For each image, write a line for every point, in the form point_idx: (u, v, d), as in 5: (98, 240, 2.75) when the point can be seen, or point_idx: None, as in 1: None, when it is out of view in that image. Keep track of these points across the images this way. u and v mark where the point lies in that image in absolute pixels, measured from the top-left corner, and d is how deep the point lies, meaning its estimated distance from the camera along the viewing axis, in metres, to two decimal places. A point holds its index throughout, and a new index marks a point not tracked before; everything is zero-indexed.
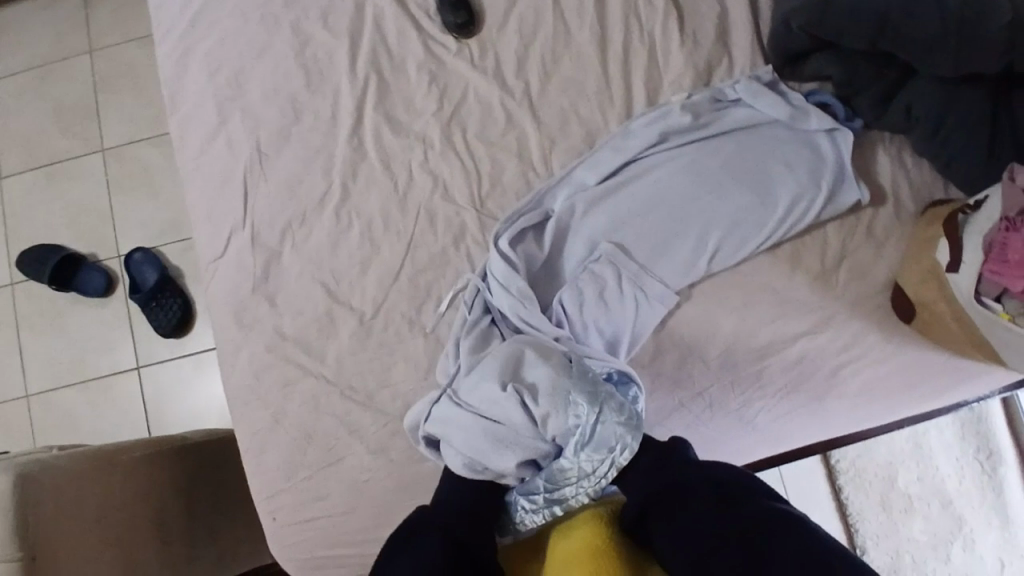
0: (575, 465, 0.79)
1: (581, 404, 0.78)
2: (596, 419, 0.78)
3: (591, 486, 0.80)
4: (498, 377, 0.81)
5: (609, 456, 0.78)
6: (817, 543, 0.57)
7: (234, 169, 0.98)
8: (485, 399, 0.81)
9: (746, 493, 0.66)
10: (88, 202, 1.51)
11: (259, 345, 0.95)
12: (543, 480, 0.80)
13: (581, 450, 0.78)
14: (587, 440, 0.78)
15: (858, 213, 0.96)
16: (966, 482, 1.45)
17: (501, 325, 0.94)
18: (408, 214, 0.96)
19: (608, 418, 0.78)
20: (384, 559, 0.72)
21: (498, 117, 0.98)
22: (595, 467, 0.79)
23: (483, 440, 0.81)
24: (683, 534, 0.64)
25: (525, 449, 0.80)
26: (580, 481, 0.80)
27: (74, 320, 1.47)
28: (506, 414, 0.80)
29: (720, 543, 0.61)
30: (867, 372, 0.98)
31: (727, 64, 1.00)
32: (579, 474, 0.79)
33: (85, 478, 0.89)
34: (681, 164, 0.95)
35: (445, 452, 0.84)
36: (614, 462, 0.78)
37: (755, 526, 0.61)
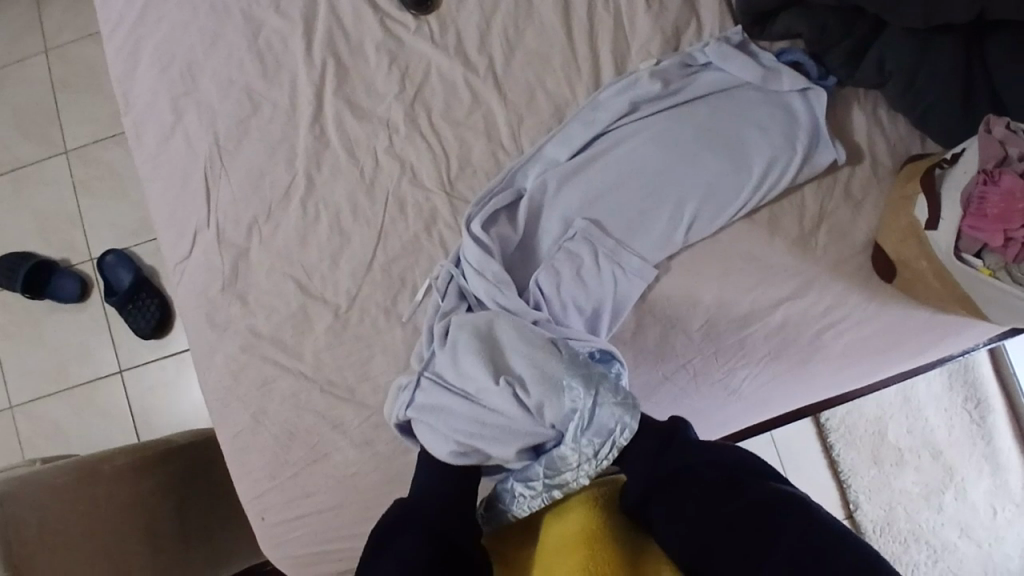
0: (575, 450, 0.76)
1: (577, 388, 0.76)
2: (594, 402, 0.76)
3: (591, 469, 0.76)
4: (488, 369, 0.80)
5: (609, 438, 0.75)
6: (824, 525, 0.56)
7: (194, 166, 0.95)
8: (477, 389, 0.80)
9: (749, 478, 0.66)
10: (55, 206, 1.48)
11: (233, 346, 0.93)
12: (543, 467, 0.78)
13: (581, 434, 0.75)
14: (587, 424, 0.75)
15: (835, 173, 0.94)
16: (956, 432, 1.46)
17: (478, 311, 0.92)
18: (376, 202, 0.94)
19: (605, 401, 0.76)
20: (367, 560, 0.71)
21: (463, 96, 0.95)
22: (597, 450, 0.76)
23: (476, 430, 0.80)
24: (683, 521, 0.63)
25: (522, 439, 0.78)
26: (581, 465, 0.76)
27: (51, 328, 1.45)
28: (498, 405, 0.79)
29: (720, 529, 0.60)
30: (852, 333, 0.97)
31: (695, 27, 0.97)
32: (580, 458, 0.76)
33: (68, 492, 0.88)
34: (655, 133, 0.93)
35: (428, 438, 0.83)
36: (615, 443, 0.75)
37: (757, 512, 0.60)
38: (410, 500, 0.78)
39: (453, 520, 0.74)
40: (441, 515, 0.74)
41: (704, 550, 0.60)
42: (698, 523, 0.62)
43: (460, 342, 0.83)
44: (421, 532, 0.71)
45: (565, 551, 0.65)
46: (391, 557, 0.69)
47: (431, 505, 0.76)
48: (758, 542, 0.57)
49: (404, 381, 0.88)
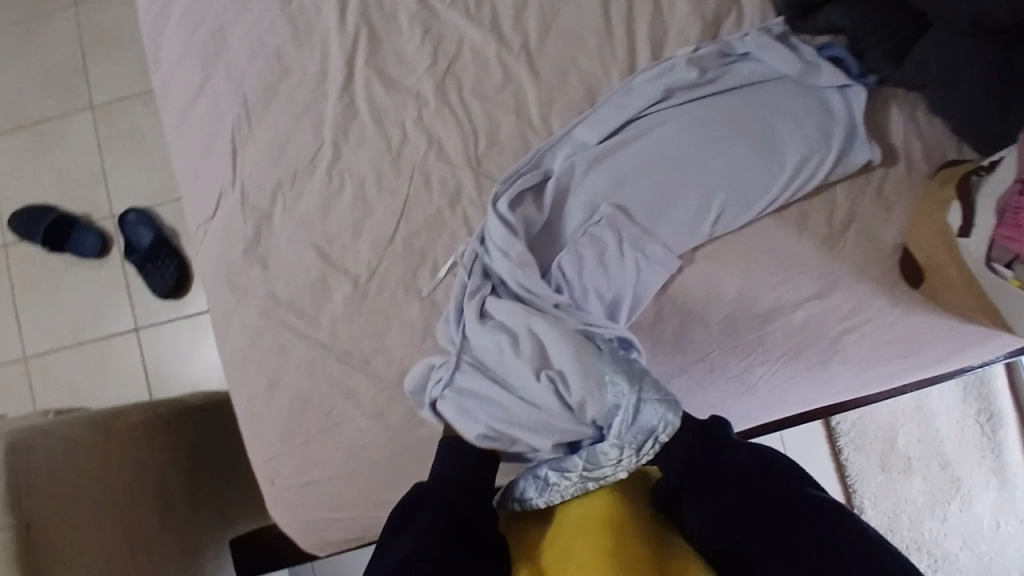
0: (614, 446, 0.75)
1: (620, 384, 0.77)
2: (637, 399, 0.75)
3: (631, 464, 0.74)
4: (533, 365, 0.84)
5: (649, 436, 0.73)
6: (858, 533, 0.56)
7: (221, 128, 0.94)
8: (519, 379, 0.84)
9: (787, 482, 0.65)
10: (78, 162, 1.48)
11: (252, 310, 0.93)
12: (580, 457, 0.77)
13: (624, 430, 0.75)
14: (632, 420, 0.74)
15: (868, 173, 0.93)
16: (966, 443, 1.45)
17: (501, 291, 0.91)
18: (402, 175, 0.94)
19: (648, 398, 0.75)
20: (390, 528, 0.73)
21: (495, 72, 0.94)
22: (638, 444, 0.74)
23: (514, 418, 0.84)
24: (714, 518, 0.63)
25: (559, 433, 0.82)
26: (621, 459, 0.75)
27: (70, 282, 1.46)
28: (539, 393, 0.83)
29: (754, 529, 0.60)
30: (871, 336, 0.95)
31: (736, 15, 0.96)
32: (619, 453, 0.74)
33: (82, 447, 0.89)
34: (689, 123, 0.91)
35: (459, 420, 0.85)
36: (655, 440, 0.73)
37: (793, 517, 0.60)
38: (423, 488, 0.77)
39: (465, 505, 0.74)
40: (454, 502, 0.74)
41: (735, 549, 0.60)
42: (731, 521, 0.62)
43: (503, 334, 0.86)
44: (433, 518, 0.71)
45: (583, 539, 0.64)
46: (403, 545, 0.69)
47: (444, 492, 0.75)
48: (792, 548, 0.57)
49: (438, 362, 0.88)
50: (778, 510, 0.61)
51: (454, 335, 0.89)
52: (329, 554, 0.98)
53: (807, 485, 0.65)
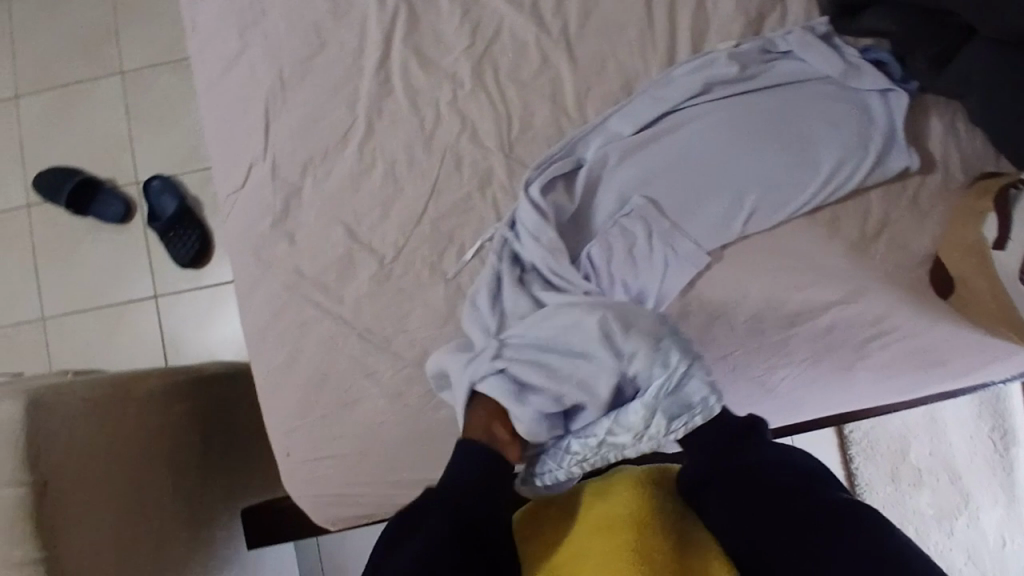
0: (652, 418, 0.77)
1: (672, 351, 0.78)
2: (686, 371, 0.77)
3: (657, 435, 0.78)
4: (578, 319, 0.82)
5: (687, 411, 0.76)
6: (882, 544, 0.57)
7: (255, 99, 0.94)
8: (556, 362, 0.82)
9: (812, 484, 0.66)
10: (106, 126, 1.48)
11: (276, 283, 0.93)
12: (613, 424, 0.80)
13: (664, 398, 0.77)
14: (674, 389, 0.77)
15: (904, 181, 0.92)
16: (978, 460, 1.44)
17: (531, 276, 0.91)
18: (434, 156, 0.93)
19: (696, 375, 0.77)
20: (394, 541, 0.70)
21: (532, 58, 0.93)
22: (672, 419, 0.77)
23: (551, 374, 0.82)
24: (735, 514, 0.65)
25: (597, 392, 0.80)
26: (652, 429, 0.78)
27: (92, 246, 1.47)
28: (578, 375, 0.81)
29: (775, 529, 0.61)
30: (895, 345, 0.94)
31: (779, 12, 0.95)
32: (654, 421, 0.77)
33: (103, 408, 0.89)
34: (727, 119, 0.90)
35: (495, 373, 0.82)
36: (689, 420, 0.76)
37: (815, 520, 0.61)
38: (435, 489, 0.74)
39: (476, 509, 0.71)
40: (465, 507, 0.71)
41: (755, 547, 0.61)
42: (753, 518, 0.63)
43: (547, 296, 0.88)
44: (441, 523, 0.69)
45: (603, 544, 0.64)
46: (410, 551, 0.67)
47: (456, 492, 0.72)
48: (812, 550, 0.58)
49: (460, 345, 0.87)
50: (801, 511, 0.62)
51: (486, 321, 0.88)
52: (339, 530, 0.98)
53: (832, 489, 0.66)
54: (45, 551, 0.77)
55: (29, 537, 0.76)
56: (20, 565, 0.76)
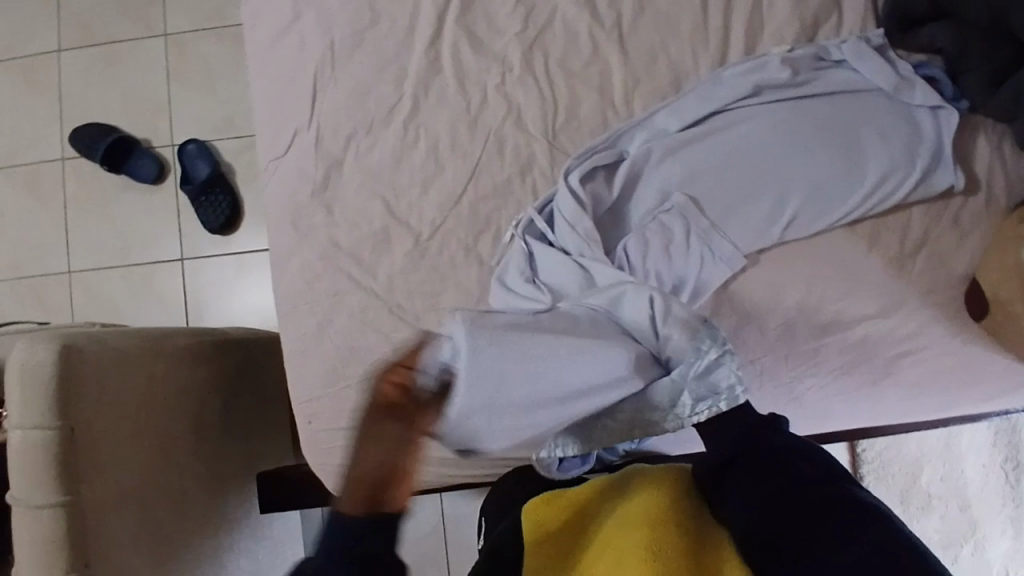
0: (677, 397, 0.71)
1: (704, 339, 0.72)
2: (715, 358, 0.70)
3: (678, 416, 0.71)
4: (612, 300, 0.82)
5: (712, 396, 0.69)
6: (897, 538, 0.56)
7: (303, 67, 0.94)
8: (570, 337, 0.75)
9: (834, 483, 0.64)
10: (145, 87, 1.48)
11: (311, 252, 0.93)
12: (634, 404, 0.73)
13: (689, 381, 0.71)
14: (701, 373, 0.70)
15: (947, 200, 0.91)
16: (988, 488, 1.43)
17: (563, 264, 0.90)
18: (477, 138, 0.93)
19: (727, 362, 0.70)
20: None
21: (583, 47, 0.93)
22: (693, 402, 0.70)
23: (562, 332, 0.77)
24: (754, 510, 0.62)
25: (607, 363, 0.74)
26: (671, 410, 0.71)
27: (123, 204, 1.47)
28: (594, 358, 0.73)
29: (795, 529, 0.60)
30: (925, 364, 0.93)
31: (835, 21, 0.94)
32: (674, 401, 0.71)
33: (132, 362, 0.88)
34: (775, 124, 0.90)
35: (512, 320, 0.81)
36: (713, 405, 0.69)
37: (838, 523, 0.59)
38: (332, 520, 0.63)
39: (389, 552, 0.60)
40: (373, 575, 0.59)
41: (771, 542, 0.59)
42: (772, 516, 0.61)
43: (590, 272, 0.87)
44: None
45: (612, 550, 0.59)
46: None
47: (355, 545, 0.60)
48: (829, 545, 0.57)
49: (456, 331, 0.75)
50: (824, 512, 0.60)
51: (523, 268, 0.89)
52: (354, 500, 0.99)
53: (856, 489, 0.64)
54: (69, 497, 0.75)
55: (54, 481, 0.74)
56: (40, 509, 0.74)
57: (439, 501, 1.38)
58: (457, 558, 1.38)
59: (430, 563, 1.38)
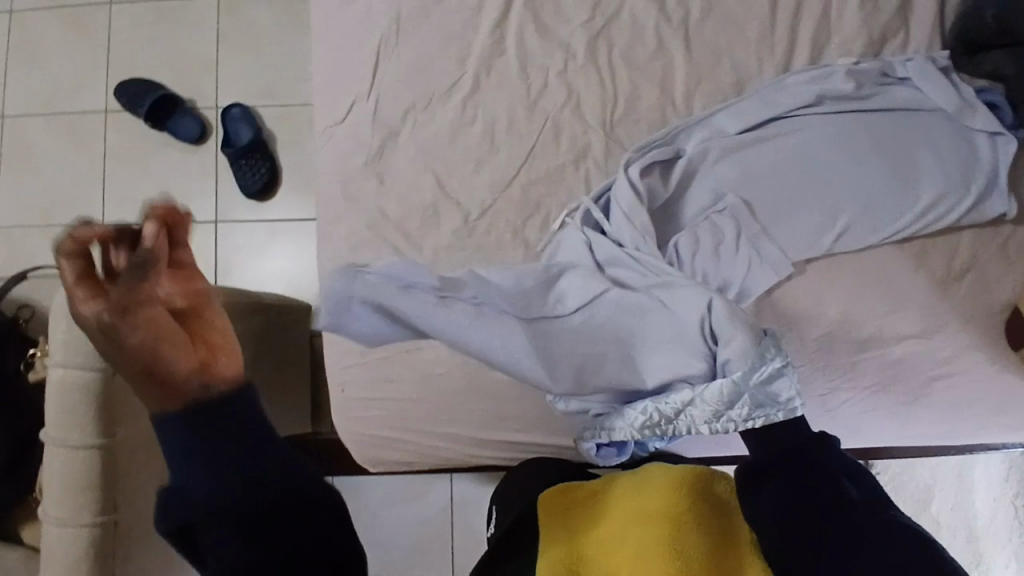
0: (736, 400, 0.74)
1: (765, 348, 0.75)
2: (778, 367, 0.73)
3: (733, 420, 0.74)
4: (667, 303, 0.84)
5: (770, 405, 0.71)
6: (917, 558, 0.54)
7: (368, 37, 0.94)
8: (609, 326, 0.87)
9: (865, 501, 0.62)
10: (194, 47, 1.49)
11: (359, 221, 0.93)
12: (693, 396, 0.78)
13: (748, 389, 0.73)
14: (763, 379, 0.73)
15: (996, 226, 0.91)
16: (997, 522, 1.42)
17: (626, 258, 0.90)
18: (535, 122, 0.93)
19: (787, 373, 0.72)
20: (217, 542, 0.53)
21: (648, 42, 0.93)
22: (749, 409, 0.72)
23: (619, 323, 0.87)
24: (774, 509, 0.62)
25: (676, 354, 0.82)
26: (727, 414, 0.74)
27: (162, 161, 1.47)
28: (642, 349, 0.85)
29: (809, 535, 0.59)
30: (963, 390, 0.92)
31: (901, 39, 0.94)
32: (727, 403, 0.75)
33: None
34: (835, 135, 0.90)
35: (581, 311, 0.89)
36: (767, 415, 0.71)
37: (855, 536, 0.58)
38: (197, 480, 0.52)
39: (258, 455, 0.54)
40: (250, 471, 0.53)
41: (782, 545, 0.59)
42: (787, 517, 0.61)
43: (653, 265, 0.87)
44: (227, 479, 0.52)
45: (634, 541, 0.59)
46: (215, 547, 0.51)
47: (216, 452, 0.52)
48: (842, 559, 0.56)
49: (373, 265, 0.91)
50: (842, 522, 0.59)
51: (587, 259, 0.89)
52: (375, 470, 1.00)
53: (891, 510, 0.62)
54: (105, 440, 0.74)
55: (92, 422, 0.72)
56: (75, 449, 0.72)
57: (448, 484, 1.39)
58: (463, 543, 1.37)
59: (434, 545, 1.37)
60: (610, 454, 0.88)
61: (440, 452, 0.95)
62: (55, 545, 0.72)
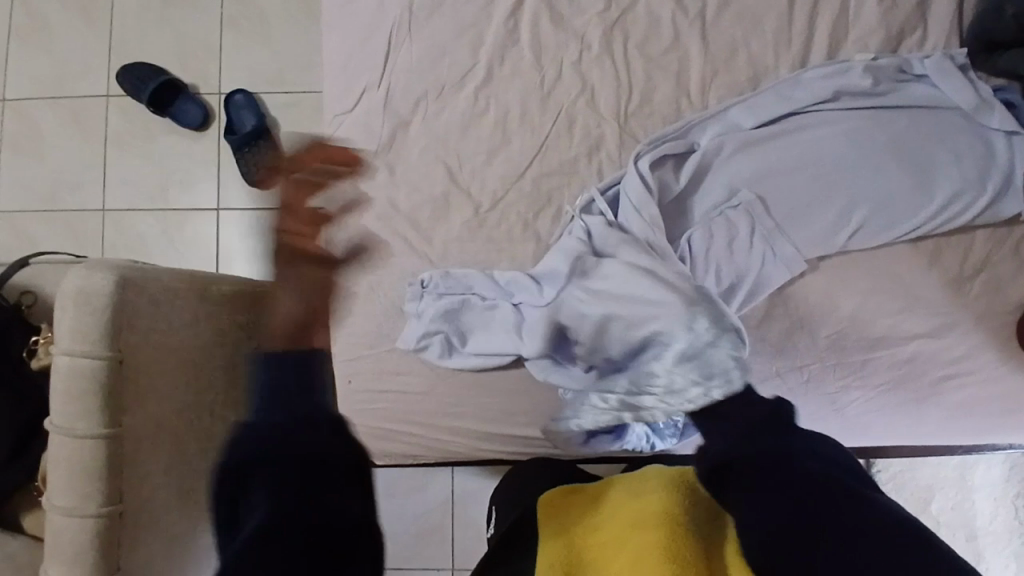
0: (673, 378, 0.78)
1: (702, 324, 0.78)
2: (711, 342, 0.77)
3: (680, 395, 0.77)
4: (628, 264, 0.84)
5: (707, 379, 0.75)
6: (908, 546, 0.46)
7: (380, 24, 0.93)
8: (593, 300, 0.84)
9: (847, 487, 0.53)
10: (199, 32, 1.46)
11: (369, 211, 0.92)
12: (636, 381, 0.83)
13: (683, 364, 0.78)
14: (694, 355, 0.77)
15: (1012, 227, 0.90)
16: (997, 522, 1.43)
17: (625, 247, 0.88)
18: (547, 113, 0.92)
19: (721, 345, 0.77)
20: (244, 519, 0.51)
21: (664, 34, 0.92)
22: (686, 384, 0.77)
23: (605, 291, 0.84)
24: (754, 498, 0.54)
25: (637, 333, 0.82)
26: (663, 396, 0.80)
27: (164, 148, 1.45)
28: (618, 324, 0.83)
29: (797, 523, 0.50)
30: (973, 390, 0.91)
31: (919, 35, 0.93)
32: (665, 385, 0.79)
33: (180, 299, 0.86)
34: (849, 132, 0.89)
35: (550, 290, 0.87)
36: (709, 391, 0.73)
37: (851, 524, 0.49)
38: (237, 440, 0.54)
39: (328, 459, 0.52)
40: (281, 454, 0.52)
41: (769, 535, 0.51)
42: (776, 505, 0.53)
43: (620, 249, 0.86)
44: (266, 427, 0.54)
45: (628, 551, 0.53)
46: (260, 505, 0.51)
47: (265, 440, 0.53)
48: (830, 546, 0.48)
49: (423, 278, 0.90)
50: (835, 508, 0.51)
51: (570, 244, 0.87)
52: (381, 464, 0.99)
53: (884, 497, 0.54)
54: (112, 429, 0.73)
55: (99, 411, 0.72)
56: (81, 438, 0.72)
57: (451, 476, 1.38)
58: (466, 535, 1.37)
59: (436, 537, 1.37)
60: (603, 441, 0.93)
61: (448, 446, 0.95)
62: (59, 533, 0.71)
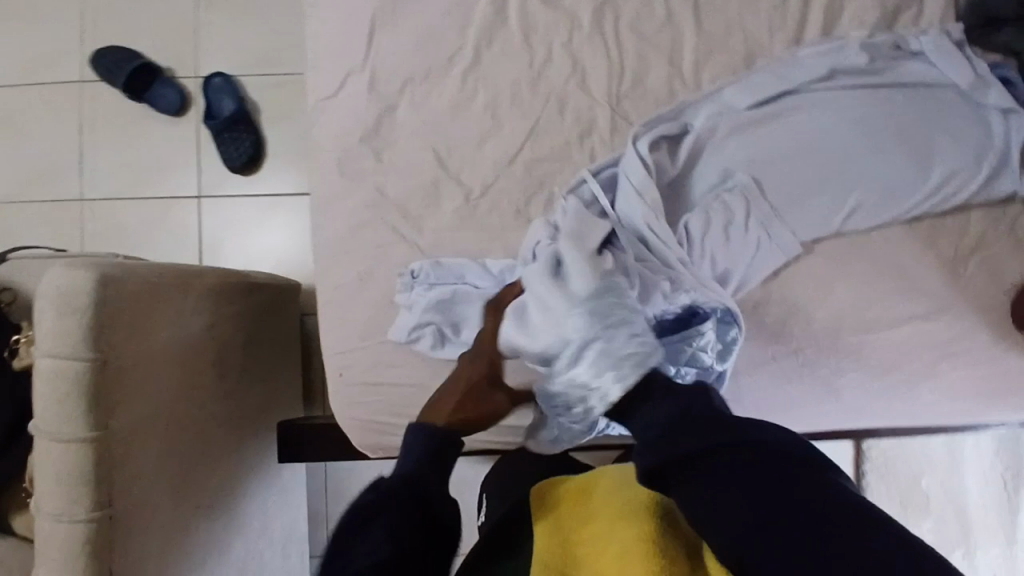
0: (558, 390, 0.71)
1: (575, 323, 0.69)
2: (584, 343, 0.67)
3: (574, 403, 0.71)
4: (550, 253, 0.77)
5: (585, 388, 0.68)
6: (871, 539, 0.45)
7: (363, 3, 0.89)
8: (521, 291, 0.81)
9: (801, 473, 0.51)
10: (172, 11, 1.40)
11: (356, 199, 0.90)
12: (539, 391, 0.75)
13: (560, 375, 0.70)
14: (568, 364, 0.68)
15: (1007, 206, 0.90)
16: (985, 495, 1.45)
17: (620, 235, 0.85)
18: (538, 96, 0.90)
19: (594, 348, 0.67)
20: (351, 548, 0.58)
21: (657, 13, 0.90)
22: (573, 396, 0.70)
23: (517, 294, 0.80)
24: (714, 498, 0.51)
25: (519, 347, 0.74)
26: (559, 407, 0.73)
27: (142, 134, 1.40)
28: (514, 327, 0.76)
29: (760, 521, 0.48)
30: (967, 371, 0.91)
31: (915, 11, 0.91)
32: (556, 396, 0.72)
33: (164, 293, 0.83)
34: (845, 110, 0.88)
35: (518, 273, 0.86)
36: (590, 402, 0.68)
37: (814, 512, 0.47)
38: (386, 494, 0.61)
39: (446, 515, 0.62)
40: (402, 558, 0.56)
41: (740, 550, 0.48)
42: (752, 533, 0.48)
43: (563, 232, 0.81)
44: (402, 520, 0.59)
45: (614, 541, 0.53)
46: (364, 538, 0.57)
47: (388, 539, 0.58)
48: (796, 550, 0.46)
49: (414, 267, 0.88)
50: (809, 522, 0.47)
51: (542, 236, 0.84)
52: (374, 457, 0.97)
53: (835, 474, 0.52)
54: (99, 432, 0.71)
55: (87, 413, 0.70)
56: (68, 442, 0.70)
57: None
58: (461, 521, 1.37)
59: None
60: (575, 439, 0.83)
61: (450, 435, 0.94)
62: (49, 538, 0.70)
